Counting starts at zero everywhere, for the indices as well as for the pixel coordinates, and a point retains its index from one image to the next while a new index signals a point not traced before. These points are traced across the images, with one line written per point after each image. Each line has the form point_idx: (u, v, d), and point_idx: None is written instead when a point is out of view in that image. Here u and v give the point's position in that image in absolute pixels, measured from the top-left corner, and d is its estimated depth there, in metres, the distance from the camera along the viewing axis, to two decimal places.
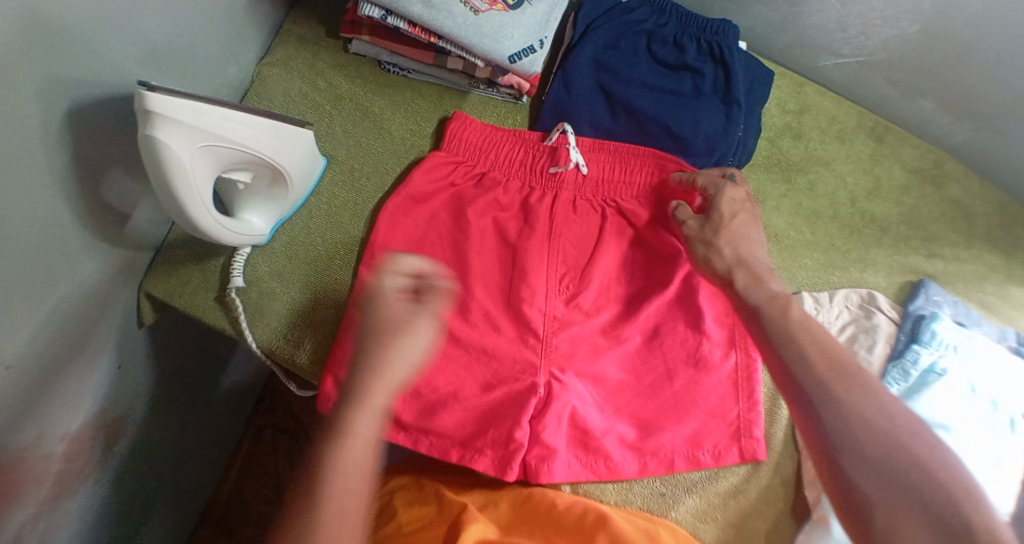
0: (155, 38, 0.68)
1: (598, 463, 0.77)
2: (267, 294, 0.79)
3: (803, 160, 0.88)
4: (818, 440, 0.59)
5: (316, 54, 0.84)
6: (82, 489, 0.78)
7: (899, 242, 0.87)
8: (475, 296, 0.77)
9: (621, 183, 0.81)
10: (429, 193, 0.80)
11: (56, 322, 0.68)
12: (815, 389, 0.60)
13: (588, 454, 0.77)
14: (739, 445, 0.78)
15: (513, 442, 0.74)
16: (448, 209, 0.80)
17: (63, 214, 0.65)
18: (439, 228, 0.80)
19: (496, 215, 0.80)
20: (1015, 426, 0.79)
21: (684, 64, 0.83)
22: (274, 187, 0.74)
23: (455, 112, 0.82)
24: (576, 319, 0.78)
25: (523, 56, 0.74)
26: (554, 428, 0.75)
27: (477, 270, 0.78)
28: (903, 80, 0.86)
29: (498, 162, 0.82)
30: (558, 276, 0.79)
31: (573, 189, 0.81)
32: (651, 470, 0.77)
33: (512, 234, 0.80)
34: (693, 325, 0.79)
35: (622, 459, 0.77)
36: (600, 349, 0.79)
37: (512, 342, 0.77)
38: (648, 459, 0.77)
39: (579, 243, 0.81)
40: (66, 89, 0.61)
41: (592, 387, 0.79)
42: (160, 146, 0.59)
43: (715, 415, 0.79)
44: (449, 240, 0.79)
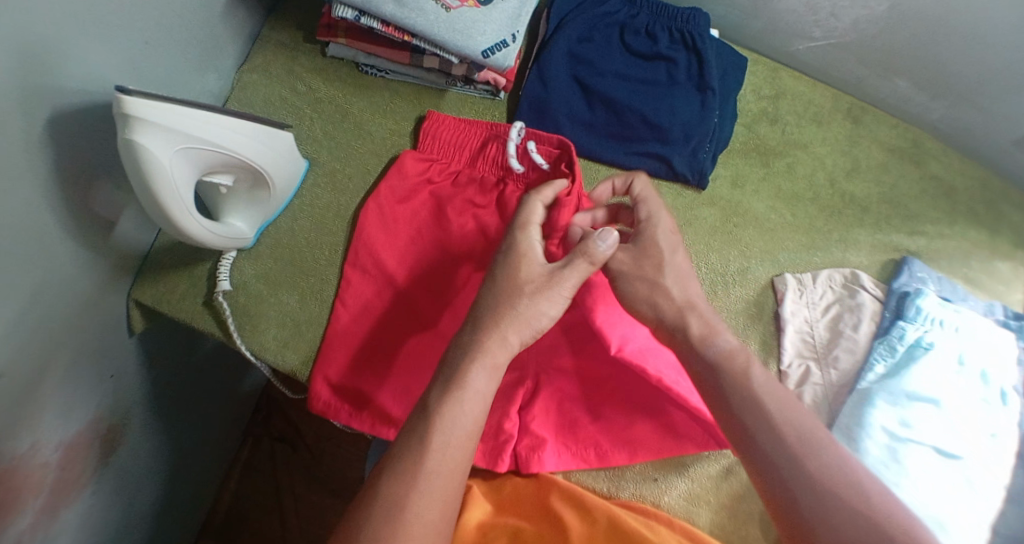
0: (135, 47, 0.70)
1: (587, 450, 0.77)
2: (255, 297, 0.79)
3: (781, 144, 0.88)
4: (778, 496, 0.59)
5: (295, 60, 0.86)
6: (78, 498, 0.79)
7: (880, 221, 0.88)
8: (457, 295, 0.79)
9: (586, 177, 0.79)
10: (408, 192, 0.82)
11: (45, 331, 0.69)
12: (770, 449, 0.60)
13: (577, 443, 0.78)
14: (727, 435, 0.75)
15: (502, 433, 0.77)
16: (428, 208, 0.81)
17: (49, 222, 0.66)
18: (421, 226, 0.81)
19: (474, 213, 0.81)
20: (1005, 398, 0.79)
21: (657, 53, 0.84)
22: (255, 189, 0.75)
23: (428, 111, 0.83)
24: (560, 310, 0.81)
25: (496, 51, 0.76)
26: (540, 416, 0.79)
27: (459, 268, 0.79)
28: (875, 60, 0.87)
29: (471, 159, 0.82)
30: None
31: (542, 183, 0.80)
32: (642, 457, 0.76)
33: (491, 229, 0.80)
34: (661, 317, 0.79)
35: (611, 447, 0.77)
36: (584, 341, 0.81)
37: None
38: (636, 445, 0.77)
39: None
40: (46, 98, 0.62)
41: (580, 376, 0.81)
42: (141, 150, 0.60)
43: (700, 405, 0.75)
44: (431, 238, 0.80)
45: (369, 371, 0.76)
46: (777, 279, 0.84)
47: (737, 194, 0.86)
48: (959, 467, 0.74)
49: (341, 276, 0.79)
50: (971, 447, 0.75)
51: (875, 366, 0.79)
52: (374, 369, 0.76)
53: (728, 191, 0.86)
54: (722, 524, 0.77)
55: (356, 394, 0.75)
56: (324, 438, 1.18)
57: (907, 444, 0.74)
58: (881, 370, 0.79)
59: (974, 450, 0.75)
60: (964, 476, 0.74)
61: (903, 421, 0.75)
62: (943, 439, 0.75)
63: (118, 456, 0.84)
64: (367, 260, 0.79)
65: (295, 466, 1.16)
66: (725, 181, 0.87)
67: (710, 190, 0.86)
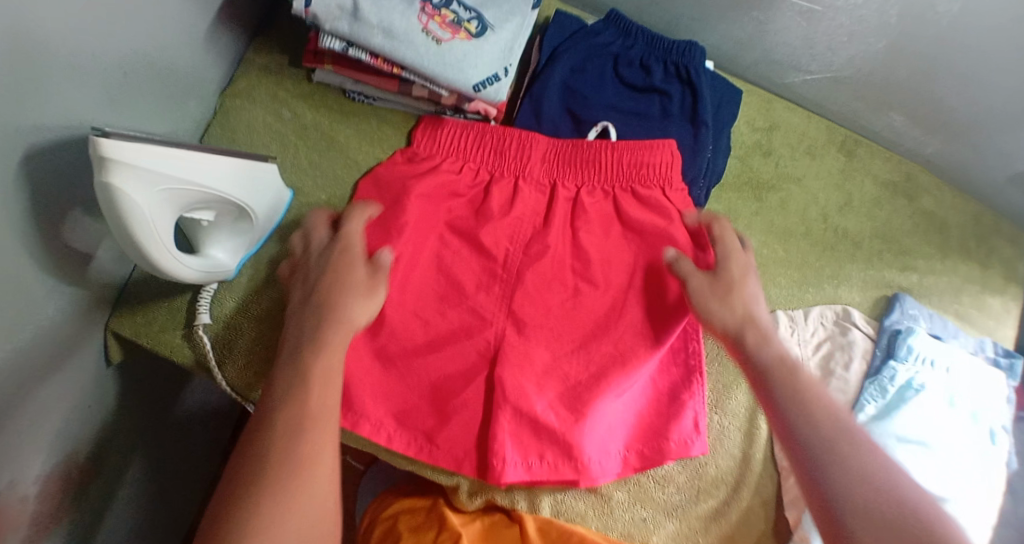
0: (113, 78, 0.68)
1: (544, 448, 0.75)
2: (237, 330, 0.78)
3: (774, 179, 0.87)
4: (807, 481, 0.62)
5: (279, 85, 0.83)
6: (58, 534, 0.80)
7: (873, 256, 0.87)
8: (529, 281, 0.78)
9: (471, 149, 0.81)
10: (564, 184, 0.81)
11: (19, 373, 0.67)
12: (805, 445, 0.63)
13: (545, 464, 0.75)
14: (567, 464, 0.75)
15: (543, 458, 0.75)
16: (599, 215, 0.81)
17: (23, 261, 0.65)
18: (592, 207, 0.81)
19: (584, 196, 0.81)
20: (994, 437, 0.81)
21: (651, 87, 0.82)
22: (236, 221, 0.72)
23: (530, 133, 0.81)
24: (523, 309, 0.77)
25: (489, 84, 0.74)
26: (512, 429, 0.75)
27: (585, 240, 0.79)
28: (871, 96, 0.86)
29: (619, 163, 0.80)
30: (509, 239, 0.79)
31: (597, 153, 0.80)
32: (525, 442, 0.75)
33: (586, 200, 0.80)
34: (491, 293, 0.78)
35: (509, 468, 0.74)
36: (496, 308, 0.77)
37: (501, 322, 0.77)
38: (533, 461, 0.75)
39: (589, 226, 0.80)
40: (20, 137, 0.60)
41: (535, 385, 0.76)
42: (119, 193, 0.58)
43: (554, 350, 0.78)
44: (591, 210, 0.80)
45: (532, 373, 0.76)
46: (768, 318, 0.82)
47: None
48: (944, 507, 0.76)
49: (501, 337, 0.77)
50: (960, 487, 0.77)
51: (867, 406, 0.79)
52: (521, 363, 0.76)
53: None
54: None
55: (527, 413, 0.75)
56: None
57: None
58: (872, 410, 0.79)
59: (966, 491, 0.77)
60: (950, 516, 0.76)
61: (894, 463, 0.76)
62: (930, 480, 0.77)
63: (99, 483, 0.86)
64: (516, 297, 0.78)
65: None
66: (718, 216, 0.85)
67: None
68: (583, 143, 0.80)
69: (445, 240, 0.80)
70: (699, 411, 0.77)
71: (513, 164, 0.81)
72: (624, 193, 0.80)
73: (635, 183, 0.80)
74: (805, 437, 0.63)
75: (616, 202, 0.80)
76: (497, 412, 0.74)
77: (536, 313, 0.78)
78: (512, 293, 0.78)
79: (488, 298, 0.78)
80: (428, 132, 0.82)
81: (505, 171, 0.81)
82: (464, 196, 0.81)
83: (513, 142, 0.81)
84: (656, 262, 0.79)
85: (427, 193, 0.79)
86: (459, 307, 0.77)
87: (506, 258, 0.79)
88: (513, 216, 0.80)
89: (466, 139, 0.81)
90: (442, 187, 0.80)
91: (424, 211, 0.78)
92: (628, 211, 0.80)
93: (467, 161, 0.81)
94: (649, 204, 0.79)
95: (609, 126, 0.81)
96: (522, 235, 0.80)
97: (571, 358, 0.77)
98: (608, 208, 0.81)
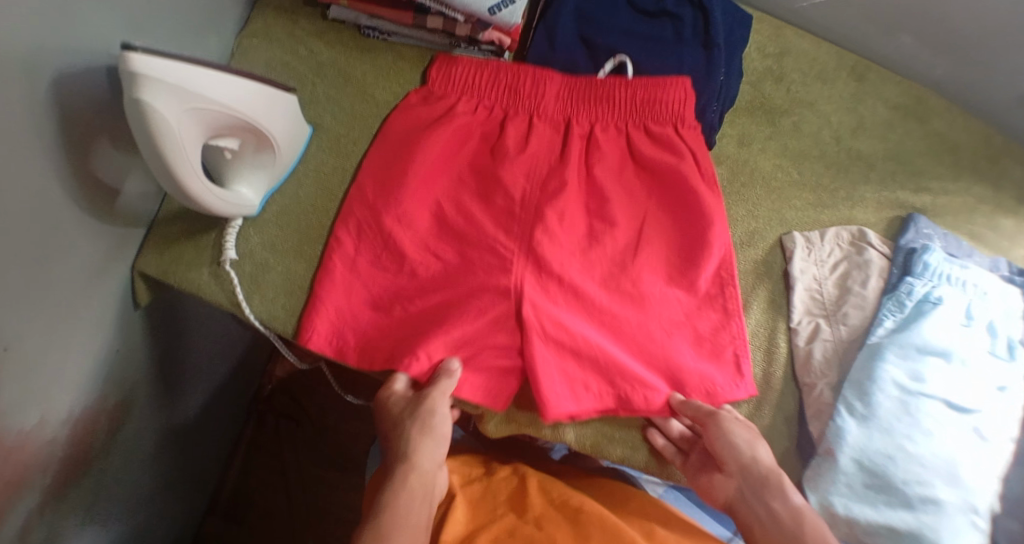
0: (135, 9, 0.69)
1: (586, 379, 0.74)
2: (262, 264, 0.79)
3: (786, 102, 0.88)
4: None
5: (295, 24, 0.84)
6: (89, 476, 0.82)
7: (886, 177, 0.88)
8: (549, 219, 0.77)
9: (484, 88, 0.82)
10: (580, 123, 0.82)
11: (51, 306, 0.69)
12: None
13: (590, 397, 0.74)
14: (613, 393, 0.74)
15: (588, 389, 0.74)
16: (618, 156, 0.82)
17: (52, 191, 0.66)
18: (609, 145, 0.81)
19: (600, 137, 0.81)
20: (1013, 351, 0.80)
21: (664, 11, 0.83)
22: (261, 153, 0.74)
23: (545, 71, 0.81)
24: (545, 243, 0.76)
25: (504, 7, 0.75)
26: (546, 359, 0.73)
27: (604, 178, 0.80)
28: (878, 18, 0.87)
29: (635, 101, 0.81)
30: (526, 178, 0.79)
31: (612, 91, 0.81)
32: (565, 372, 0.74)
33: (602, 138, 0.81)
34: (510, 231, 0.77)
35: (553, 398, 0.73)
36: (519, 244, 0.76)
37: (522, 257, 0.76)
38: (577, 392, 0.74)
39: (606, 165, 0.81)
40: (46, 61, 0.61)
41: (567, 315, 0.75)
42: (147, 107, 0.60)
43: (581, 287, 0.76)
44: (608, 147, 0.81)
45: (561, 307, 0.75)
46: (785, 236, 0.84)
47: (744, 153, 0.86)
48: (970, 419, 0.76)
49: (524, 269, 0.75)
50: (980, 398, 0.77)
51: (885, 321, 0.79)
52: (549, 297, 0.75)
53: (734, 149, 0.86)
54: None
55: (565, 343, 0.74)
56: (329, 415, 1.24)
57: (920, 398, 0.75)
58: (890, 324, 0.79)
59: (986, 404, 0.77)
60: (975, 428, 0.76)
61: (915, 375, 0.76)
62: (954, 392, 0.76)
63: (127, 430, 0.87)
64: (538, 234, 0.76)
65: (299, 443, 1.22)
66: (732, 140, 0.86)
67: (718, 149, 0.86)
68: (598, 79, 0.81)
69: (463, 181, 0.80)
70: (740, 351, 0.77)
71: (529, 104, 0.82)
72: (640, 131, 0.81)
73: (648, 120, 0.81)
74: None
75: (633, 140, 0.81)
76: (532, 339, 0.73)
77: (557, 250, 0.77)
78: (531, 232, 0.77)
79: (507, 235, 0.77)
80: (441, 76, 0.82)
81: (520, 109, 0.82)
82: (478, 137, 0.82)
83: (528, 82, 0.81)
84: (672, 199, 0.80)
85: (442, 137, 0.79)
86: (479, 247, 0.76)
87: (524, 196, 0.78)
88: (529, 154, 0.80)
89: (480, 81, 0.82)
90: (453, 127, 0.80)
91: (440, 152, 0.79)
92: (646, 150, 0.80)
93: (482, 103, 0.82)
94: (666, 140, 0.80)
95: (627, 61, 0.82)
96: (539, 174, 0.80)
97: (596, 294, 0.76)
98: (623, 146, 0.82)
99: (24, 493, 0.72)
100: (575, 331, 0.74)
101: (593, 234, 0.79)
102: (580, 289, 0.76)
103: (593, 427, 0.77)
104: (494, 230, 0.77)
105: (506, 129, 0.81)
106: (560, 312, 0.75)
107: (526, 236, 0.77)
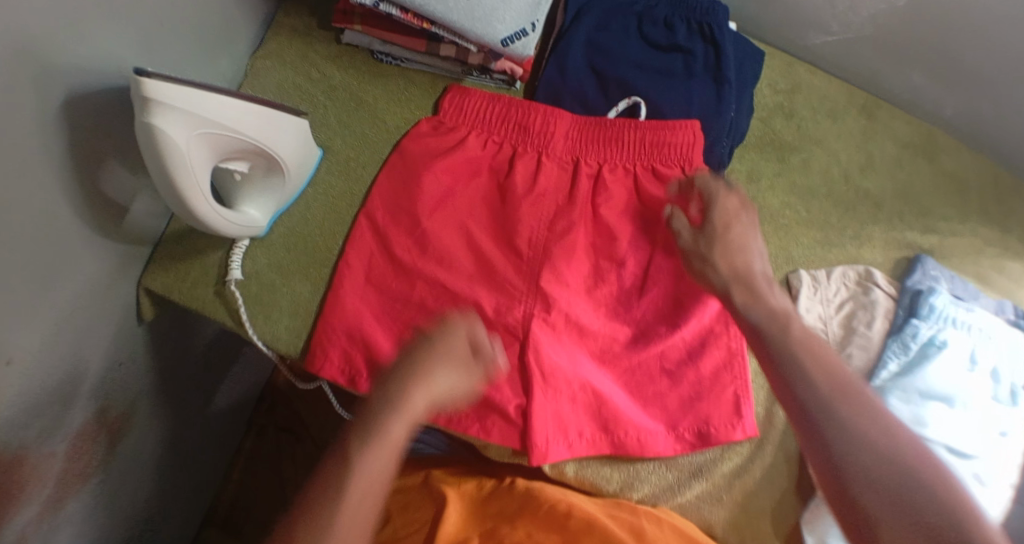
0: (147, 31, 0.69)
1: (583, 425, 0.76)
2: (267, 285, 0.79)
3: (797, 139, 0.88)
4: (824, 463, 0.57)
5: (308, 46, 0.85)
6: (87, 488, 0.82)
7: (894, 217, 0.87)
8: (555, 261, 0.78)
9: (493, 124, 0.82)
10: (588, 162, 0.82)
11: (54, 320, 0.69)
12: (836, 422, 0.57)
13: (587, 440, 0.76)
14: (610, 437, 0.76)
15: (585, 435, 0.76)
16: (625, 196, 0.81)
17: (58, 209, 0.66)
18: (616, 185, 0.81)
19: (609, 179, 0.81)
20: (1016, 397, 0.80)
21: (675, 45, 0.83)
22: (270, 176, 0.74)
23: (553, 110, 0.81)
24: (553, 287, 0.77)
25: (516, 39, 0.75)
26: (544, 407, 0.75)
27: (612, 220, 0.80)
28: (891, 56, 0.87)
29: (643, 145, 0.81)
30: (534, 219, 0.79)
31: (621, 133, 0.81)
32: (564, 417, 0.76)
33: (610, 178, 0.81)
34: (516, 272, 0.78)
35: (550, 445, 0.74)
36: (526, 288, 0.77)
37: (526, 299, 0.77)
38: (574, 439, 0.76)
39: (613, 206, 0.81)
40: (58, 82, 0.61)
41: (567, 359, 0.76)
42: (158, 132, 0.60)
43: (584, 332, 0.78)
44: (616, 187, 0.81)
45: (563, 351, 0.77)
46: (791, 275, 0.83)
47: (753, 189, 0.86)
48: (969, 465, 0.76)
49: (528, 313, 0.76)
50: (982, 444, 0.77)
51: (890, 363, 0.79)
52: (551, 342, 0.76)
53: (744, 185, 0.86)
54: (735, 519, 0.78)
55: (565, 391, 0.76)
56: (328, 429, 1.24)
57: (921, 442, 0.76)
58: (896, 367, 0.79)
59: (986, 450, 0.77)
60: (974, 473, 0.76)
61: (917, 420, 0.77)
62: (954, 437, 0.76)
63: (126, 441, 0.87)
64: (545, 279, 0.77)
65: (299, 456, 1.22)
66: (741, 175, 0.86)
67: None
68: (608, 120, 0.81)
69: (472, 216, 0.80)
70: (740, 392, 0.78)
71: (538, 142, 0.82)
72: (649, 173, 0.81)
73: (657, 162, 0.81)
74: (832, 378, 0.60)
75: (640, 182, 0.81)
76: (533, 387, 0.74)
77: (562, 290, 0.78)
78: (538, 271, 0.78)
79: (515, 278, 0.78)
80: (451, 109, 0.82)
81: (528, 146, 0.82)
82: (486, 171, 0.82)
83: (539, 121, 0.81)
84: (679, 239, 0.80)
85: (448, 173, 0.80)
86: (487, 287, 0.78)
87: (531, 237, 0.79)
88: (536, 193, 0.80)
89: (490, 117, 0.82)
90: (460, 161, 0.81)
91: (444, 187, 0.79)
92: (653, 193, 0.80)
93: (490, 139, 0.82)
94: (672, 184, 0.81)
95: (640, 102, 0.81)
96: (548, 215, 0.80)
97: (599, 338, 0.78)
98: (631, 186, 0.82)
99: (22, 506, 0.71)
100: (574, 377, 0.76)
101: (598, 276, 0.80)
102: (583, 334, 0.78)
103: (596, 464, 0.78)
104: (500, 273, 0.78)
105: (515, 167, 0.81)
106: (561, 358, 0.76)
107: (533, 280, 0.78)
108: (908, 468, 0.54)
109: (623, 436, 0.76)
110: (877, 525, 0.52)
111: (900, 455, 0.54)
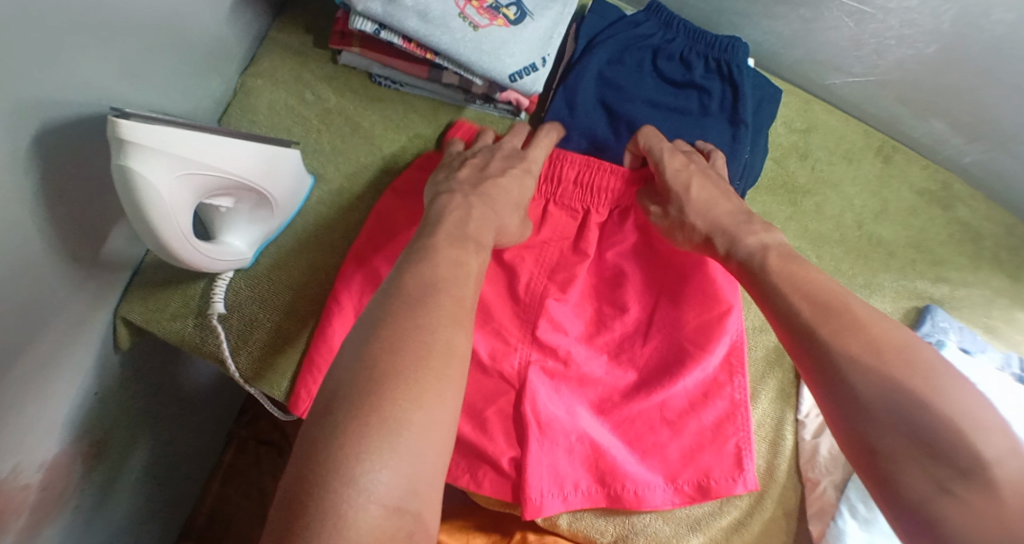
0: (133, 52, 0.64)
1: (580, 477, 0.74)
2: (250, 320, 0.74)
3: (809, 182, 0.86)
4: (842, 404, 0.55)
5: (304, 65, 0.80)
6: (62, 518, 0.78)
7: (906, 265, 0.85)
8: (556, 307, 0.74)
9: None
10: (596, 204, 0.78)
11: (29, 355, 0.65)
12: (841, 365, 0.55)
13: (583, 492, 0.73)
14: (607, 490, 0.73)
15: (581, 488, 0.73)
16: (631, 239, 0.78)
17: (34, 241, 0.61)
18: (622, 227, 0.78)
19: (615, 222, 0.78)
20: None
21: (691, 82, 0.79)
22: (258, 209, 0.70)
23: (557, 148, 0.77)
24: (553, 334, 0.74)
25: (525, 74, 0.71)
26: (540, 460, 0.71)
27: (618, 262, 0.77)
28: (914, 101, 0.83)
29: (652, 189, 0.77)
30: (535, 260, 0.76)
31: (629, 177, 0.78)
32: (560, 469, 0.73)
33: (616, 221, 0.78)
34: (512, 319, 0.74)
35: (544, 498, 0.71)
36: (524, 336, 0.74)
37: (524, 346, 0.74)
38: (569, 491, 0.73)
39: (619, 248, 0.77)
40: (33, 111, 0.57)
41: (564, 408, 0.73)
42: (138, 180, 0.55)
43: (583, 380, 0.75)
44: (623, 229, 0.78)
45: (560, 402, 0.74)
46: None
47: None
48: None
49: (525, 362, 0.73)
50: None
51: None
52: (547, 392, 0.73)
53: None
54: None
55: (562, 442, 0.73)
56: None
57: None
58: None
59: None
60: None
61: None
62: None
63: (105, 465, 0.83)
64: (544, 325, 0.74)
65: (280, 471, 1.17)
66: None
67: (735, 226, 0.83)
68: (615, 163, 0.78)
69: None
70: (743, 444, 0.75)
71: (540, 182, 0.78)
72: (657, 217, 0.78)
73: None
74: (830, 308, 0.58)
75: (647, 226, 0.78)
76: (529, 439, 0.71)
77: (560, 337, 0.74)
78: (536, 318, 0.74)
79: (512, 324, 0.74)
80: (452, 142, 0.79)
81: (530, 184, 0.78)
82: None
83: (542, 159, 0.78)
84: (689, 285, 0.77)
85: None
86: (482, 333, 0.74)
87: (530, 281, 0.75)
88: (537, 236, 0.77)
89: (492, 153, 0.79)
90: None
91: None
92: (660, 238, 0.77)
93: None
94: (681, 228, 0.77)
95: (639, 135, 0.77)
96: (549, 257, 0.76)
97: (599, 386, 0.76)
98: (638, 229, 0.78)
99: None
100: (572, 427, 0.73)
101: (600, 320, 0.77)
102: (582, 382, 0.75)
103: (591, 515, 0.75)
104: (497, 319, 0.74)
105: None
106: (558, 409, 0.73)
107: (531, 327, 0.74)
108: (913, 393, 0.52)
109: (621, 489, 0.73)
110: (895, 455, 0.52)
111: (914, 379, 0.52)
